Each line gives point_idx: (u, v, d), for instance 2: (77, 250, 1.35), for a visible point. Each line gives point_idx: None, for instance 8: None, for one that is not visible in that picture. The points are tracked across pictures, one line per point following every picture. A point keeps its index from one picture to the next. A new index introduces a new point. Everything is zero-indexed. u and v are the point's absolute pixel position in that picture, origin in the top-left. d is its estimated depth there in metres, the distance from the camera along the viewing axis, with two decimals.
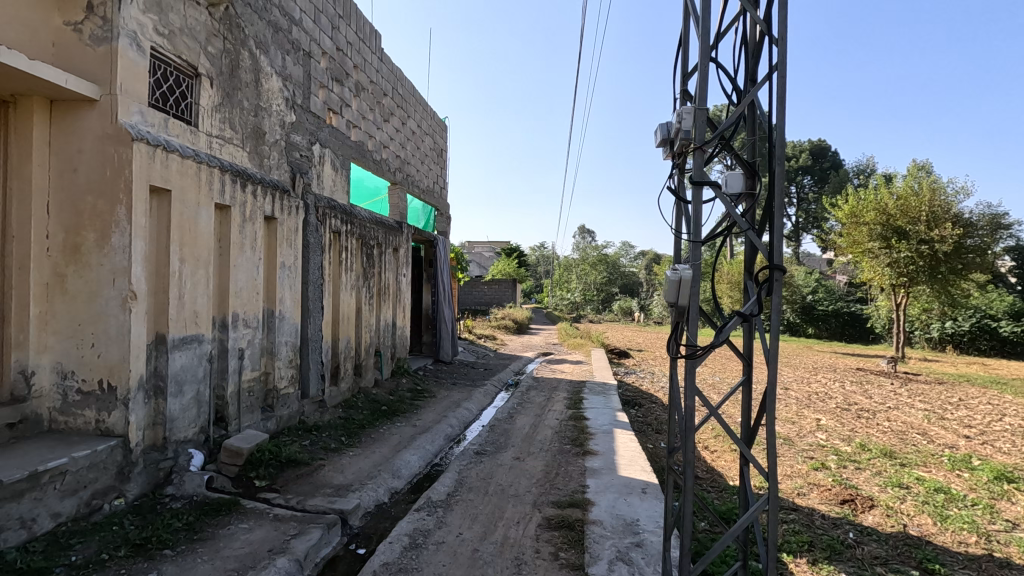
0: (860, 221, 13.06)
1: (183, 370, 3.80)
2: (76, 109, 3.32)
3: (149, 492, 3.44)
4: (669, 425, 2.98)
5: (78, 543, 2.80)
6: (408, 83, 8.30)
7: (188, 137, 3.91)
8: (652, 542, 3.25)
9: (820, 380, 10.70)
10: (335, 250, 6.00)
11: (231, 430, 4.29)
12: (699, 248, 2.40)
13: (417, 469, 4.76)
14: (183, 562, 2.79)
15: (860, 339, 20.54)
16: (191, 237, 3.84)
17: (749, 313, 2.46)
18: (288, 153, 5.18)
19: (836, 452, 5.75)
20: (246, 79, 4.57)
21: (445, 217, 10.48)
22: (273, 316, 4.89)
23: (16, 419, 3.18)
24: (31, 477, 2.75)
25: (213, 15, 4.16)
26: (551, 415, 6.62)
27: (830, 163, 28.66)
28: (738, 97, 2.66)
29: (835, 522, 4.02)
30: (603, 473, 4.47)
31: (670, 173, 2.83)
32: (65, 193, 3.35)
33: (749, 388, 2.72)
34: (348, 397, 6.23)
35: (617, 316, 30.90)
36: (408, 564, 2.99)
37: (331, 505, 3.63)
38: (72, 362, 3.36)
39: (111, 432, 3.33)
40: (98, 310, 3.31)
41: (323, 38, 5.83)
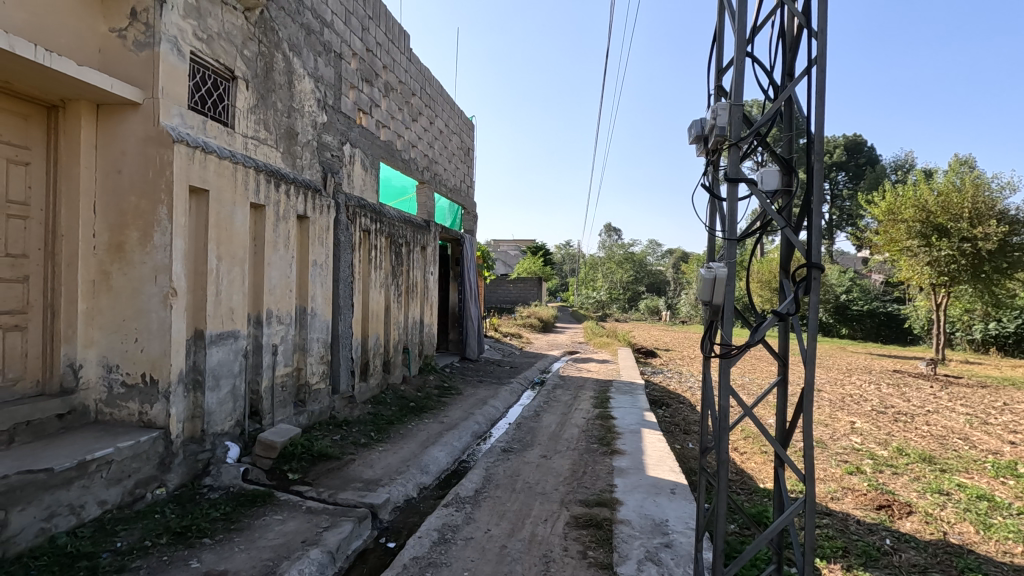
0: (898, 218, 12.65)
1: (220, 365, 3.91)
2: (120, 113, 3.45)
3: (188, 483, 3.56)
4: (701, 425, 2.94)
5: (123, 530, 2.92)
6: (436, 82, 8.37)
7: (225, 138, 4.02)
8: (682, 542, 3.22)
9: (855, 382, 10.40)
10: (364, 248, 6.09)
11: (265, 424, 4.40)
12: (735, 247, 2.37)
13: (445, 465, 4.80)
14: (221, 550, 2.88)
15: (897, 340, 19.89)
16: (228, 236, 3.95)
17: (785, 313, 2.41)
18: (319, 154, 5.28)
19: (872, 456, 5.60)
20: (280, 81, 4.68)
21: (472, 216, 10.54)
22: (305, 313, 5.00)
23: (65, 410, 3.33)
24: (79, 466, 2.88)
25: (249, 19, 4.27)
26: (578, 413, 6.60)
27: (865, 159, 27.82)
28: (775, 92, 2.60)
29: (870, 527, 3.92)
30: (631, 473, 4.44)
31: (704, 170, 2.80)
32: (110, 194, 3.49)
33: (785, 389, 2.65)
34: (377, 393, 6.33)
35: (644, 316, 30.54)
36: (437, 558, 3.03)
37: (362, 499, 3.70)
38: (116, 356, 3.49)
39: (153, 424, 3.45)
40: (141, 307, 3.43)
41: (353, 40, 5.92)
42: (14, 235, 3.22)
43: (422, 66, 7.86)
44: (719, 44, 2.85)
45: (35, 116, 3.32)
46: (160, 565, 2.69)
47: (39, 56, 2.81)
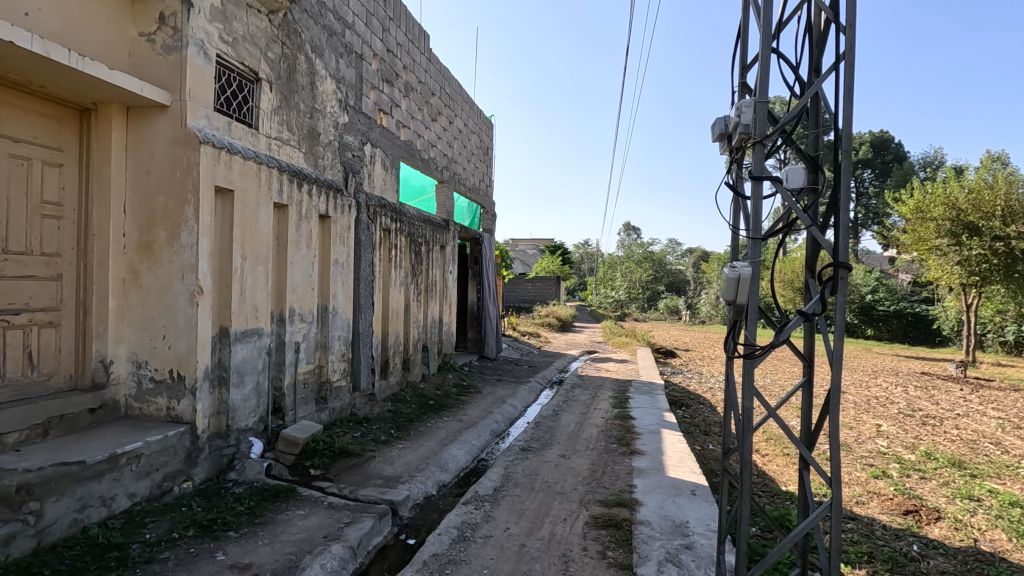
0: (926, 216, 12.34)
1: (244, 362, 3.98)
2: (149, 115, 3.54)
3: (214, 477, 3.64)
4: (724, 426, 2.91)
5: (151, 522, 2.99)
6: (455, 82, 8.40)
7: (249, 139, 4.10)
8: (703, 544, 3.18)
9: (882, 384, 10.18)
10: (384, 247, 6.15)
11: (287, 420, 4.47)
12: (760, 245, 2.33)
13: (464, 463, 4.83)
14: (246, 543, 2.93)
15: (925, 341, 19.40)
16: (252, 236, 4.02)
17: (811, 313, 2.37)
18: (341, 154, 5.34)
19: (898, 459, 5.47)
20: (303, 82, 4.75)
21: (491, 215, 10.56)
22: (327, 311, 5.07)
23: (96, 404, 3.42)
24: (110, 459, 2.96)
25: (273, 22, 4.34)
26: (596, 413, 6.57)
27: (892, 156, 27.19)
28: (801, 88, 2.56)
29: (897, 533, 3.83)
30: (651, 474, 4.41)
31: (727, 168, 2.77)
32: (140, 194, 3.57)
33: (810, 390, 2.61)
34: (396, 390, 6.39)
35: (663, 316, 30.27)
36: (456, 556, 3.05)
37: (382, 496, 3.73)
38: (145, 353, 3.58)
39: (180, 419, 3.54)
40: (169, 305, 3.51)
41: (374, 40, 5.97)
42: (49, 234, 3.32)
43: (442, 66, 7.90)
44: (744, 40, 2.81)
45: (68, 119, 3.42)
46: (187, 557, 2.75)
47: (73, 61, 2.90)
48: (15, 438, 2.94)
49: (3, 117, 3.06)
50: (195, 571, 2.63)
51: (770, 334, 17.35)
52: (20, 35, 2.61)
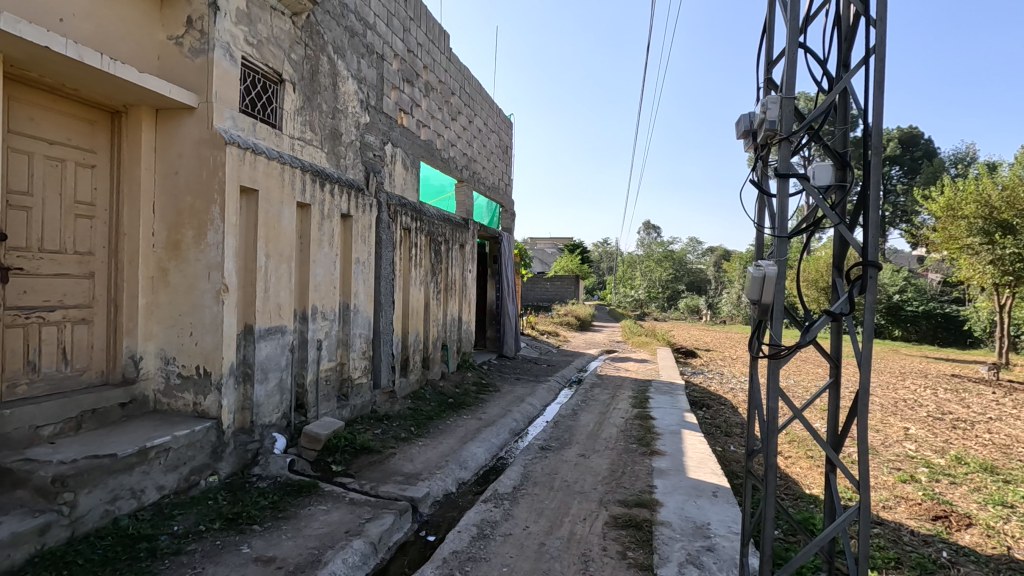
0: (957, 214, 12.00)
1: (268, 359, 4.05)
2: (177, 117, 3.61)
3: (238, 471, 3.71)
4: (748, 426, 2.87)
5: (179, 515, 3.07)
6: (475, 82, 8.43)
7: (273, 140, 4.16)
8: (724, 546, 3.15)
9: (909, 386, 9.94)
10: (405, 246, 6.19)
11: (310, 417, 4.54)
12: (786, 244, 2.29)
13: (483, 462, 4.84)
14: (270, 537, 2.99)
15: (956, 343, 18.87)
16: (276, 235, 4.09)
17: (839, 313, 2.32)
18: (362, 153, 5.39)
19: (927, 464, 5.33)
20: (325, 83, 4.81)
21: (510, 214, 10.57)
22: (348, 309, 5.13)
23: (126, 399, 3.52)
24: (140, 452, 3.04)
25: (296, 24, 4.40)
26: (616, 413, 6.53)
27: (921, 153, 26.50)
28: (829, 84, 2.51)
29: (926, 539, 3.73)
30: (671, 474, 4.37)
31: (752, 166, 2.73)
32: (168, 194, 3.65)
33: (837, 391, 2.56)
34: (416, 388, 6.44)
35: (683, 315, 29.93)
36: (476, 553, 3.06)
37: (403, 493, 3.77)
38: (173, 349, 3.67)
39: (206, 414, 3.61)
40: (195, 302, 3.59)
41: (395, 41, 6.01)
42: (82, 233, 3.42)
43: (462, 66, 7.93)
44: (770, 35, 2.77)
45: (100, 121, 3.52)
46: (213, 549, 2.81)
47: (105, 65, 2.98)
48: (50, 431, 3.04)
49: (38, 120, 3.16)
50: (221, 563, 2.69)
51: (794, 335, 17.04)
52: (55, 40, 2.70)
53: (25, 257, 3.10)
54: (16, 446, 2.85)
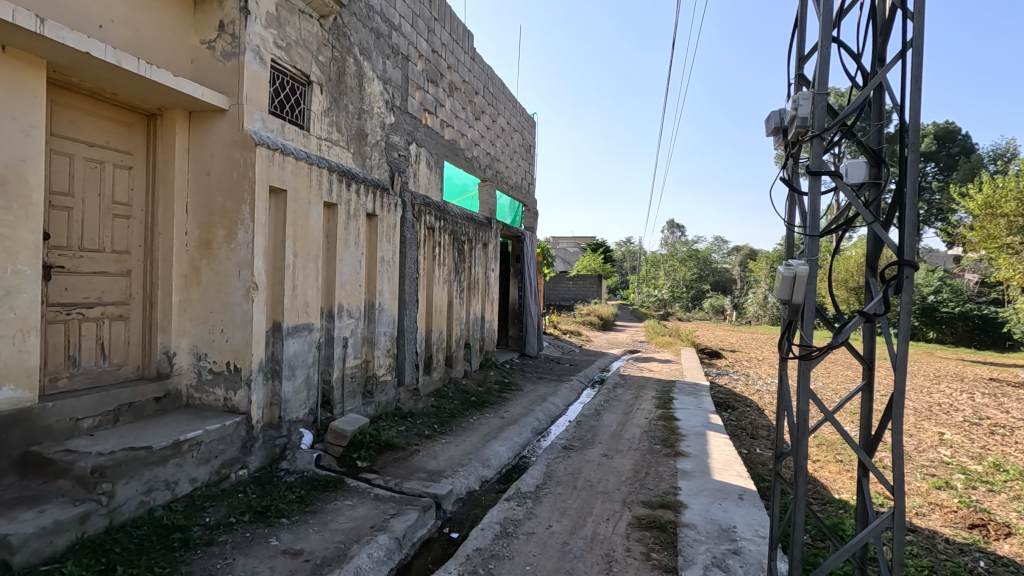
0: (996, 212, 11.58)
1: (295, 355, 4.13)
2: (209, 119, 3.71)
3: (267, 465, 3.80)
4: (776, 429, 2.82)
5: (211, 506, 3.16)
6: (498, 81, 8.45)
7: (301, 140, 4.24)
8: (751, 550, 3.10)
9: (945, 390, 9.62)
10: (428, 245, 6.24)
11: (336, 413, 4.61)
12: (817, 243, 2.25)
13: (506, 460, 4.86)
14: (298, 530, 3.05)
15: (994, 346, 18.20)
16: (303, 234, 4.16)
17: (873, 313, 2.26)
18: (387, 153, 5.45)
19: (963, 470, 5.16)
20: (352, 84, 4.88)
21: (533, 213, 10.57)
22: (373, 307, 5.19)
23: (161, 393, 3.63)
24: (174, 445, 3.13)
25: (324, 26, 4.48)
26: (639, 413, 6.48)
27: (959, 149, 25.63)
28: (863, 79, 2.45)
29: (962, 548, 3.62)
30: (696, 476, 4.32)
31: (782, 164, 2.68)
32: (200, 194, 3.75)
33: (871, 394, 2.49)
34: (439, 386, 6.49)
35: (707, 315, 29.54)
36: (499, 551, 3.07)
37: (426, 489, 3.80)
38: (205, 345, 3.76)
39: (236, 409, 3.70)
40: (226, 300, 3.68)
41: (420, 41, 6.06)
42: (119, 233, 3.53)
43: (486, 65, 7.96)
44: (801, 29, 2.71)
45: (137, 124, 3.63)
46: (243, 541, 2.88)
47: (142, 69, 3.07)
48: (89, 423, 3.15)
49: (79, 124, 3.28)
50: (250, 555, 2.75)
51: (824, 335, 16.66)
52: (95, 46, 2.80)
53: (66, 255, 3.22)
54: (59, 438, 2.96)
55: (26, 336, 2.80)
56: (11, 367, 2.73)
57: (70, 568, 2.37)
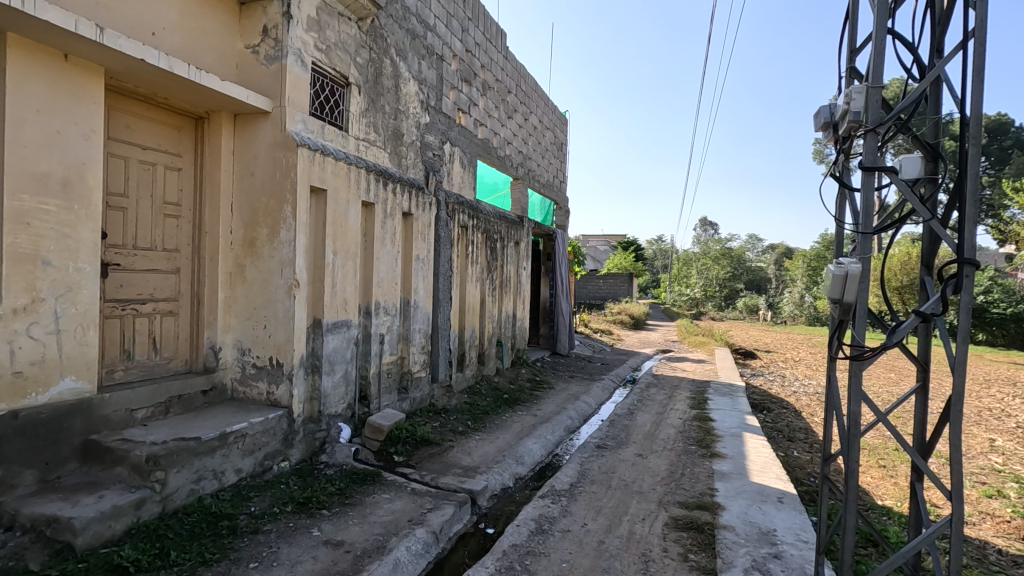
0: None
1: (335, 351, 4.23)
2: (254, 121, 3.82)
3: (308, 458, 3.90)
4: (824, 431, 2.74)
5: (256, 497, 3.27)
6: (531, 80, 8.46)
7: (340, 141, 4.34)
8: (793, 554, 3.03)
9: (997, 394, 9.18)
10: (462, 243, 6.31)
11: (373, 408, 4.71)
12: (871, 240, 2.18)
13: (540, 458, 4.87)
14: (338, 522, 3.13)
15: None
16: (343, 232, 4.25)
17: (930, 313, 2.19)
18: (422, 153, 5.52)
19: (1017, 478, 4.93)
20: (388, 85, 4.95)
21: (565, 211, 10.54)
22: (408, 305, 5.27)
23: (207, 386, 3.77)
24: (221, 436, 3.25)
25: (361, 29, 4.56)
26: (673, 413, 6.41)
27: (1012, 142, 24.37)
28: (920, 72, 2.37)
29: (1016, 559, 3.46)
30: (733, 478, 4.24)
31: (832, 159, 2.62)
32: (245, 194, 3.87)
33: (925, 396, 2.41)
34: (472, 383, 6.55)
35: (741, 314, 28.87)
36: (535, 547, 3.09)
37: (462, 485, 3.84)
38: (249, 341, 3.89)
39: (278, 403, 3.82)
40: (270, 297, 3.79)
41: (454, 41, 6.11)
42: (169, 232, 3.67)
43: (518, 64, 7.97)
44: (853, 22, 2.64)
45: (186, 127, 3.77)
46: (287, 530, 2.97)
47: (192, 74, 3.19)
48: (143, 414, 3.30)
49: (133, 127, 3.42)
50: (294, 544, 2.83)
51: (876, 339, 16.51)
52: (149, 53, 2.93)
53: (121, 253, 3.37)
54: (115, 427, 3.10)
55: (87, 329, 2.94)
56: (73, 359, 2.87)
57: (127, 551, 2.49)
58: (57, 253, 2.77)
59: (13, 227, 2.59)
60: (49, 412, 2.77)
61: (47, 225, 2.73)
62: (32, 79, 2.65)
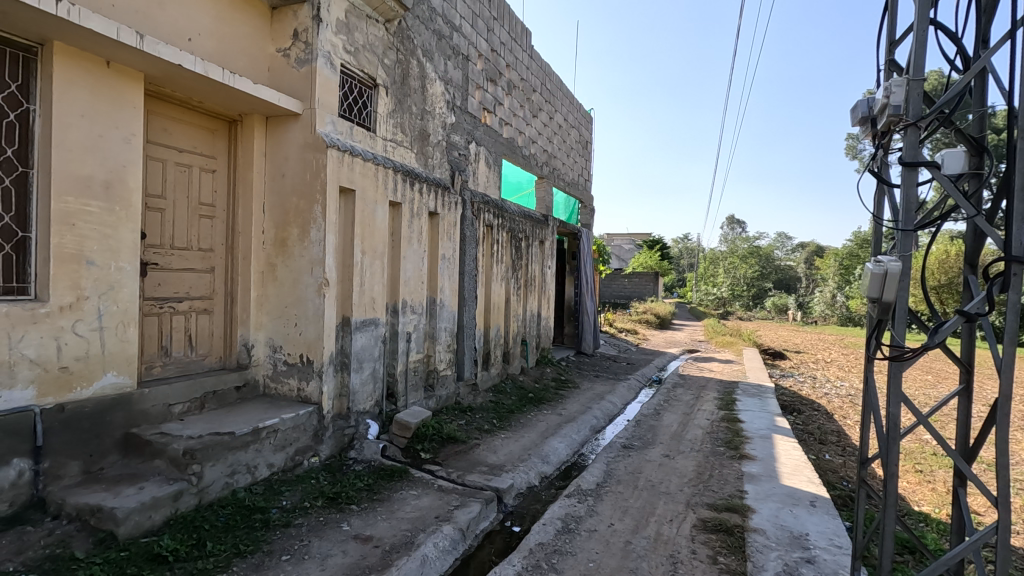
0: None
1: (363, 349, 4.29)
2: (285, 123, 3.90)
3: (337, 454, 3.98)
4: (861, 433, 2.67)
5: (287, 491, 3.34)
6: (556, 78, 8.44)
7: (368, 142, 4.40)
8: (827, 559, 2.96)
9: None
10: (487, 242, 6.33)
11: (400, 405, 4.76)
12: (911, 238, 2.13)
13: (566, 457, 4.86)
14: (367, 517, 3.17)
15: None
16: (370, 232, 4.31)
17: (975, 313, 2.11)
18: (448, 153, 5.56)
19: None
20: (415, 86, 5.00)
21: (590, 210, 10.49)
22: (434, 303, 5.31)
23: (241, 382, 3.87)
24: (254, 431, 3.33)
25: (389, 30, 4.62)
26: (701, 414, 6.33)
27: None
28: (964, 64, 2.29)
29: None
30: (763, 480, 4.17)
31: (870, 154, 2.55)
32: (276, 195, 3.95)
33: (969, 399, 2.33)
34: (497, 382, 6.57)
35: (770, 314, 28.30)
36: (562, 546, 3.09)
37: (488, 483, 3.86)
38: (280, 338, 3.97)
39: (309, 399, 3.89)
40: (300, 296, 3.87)
41: (479, 41, 6.14)
42: (204, 232, 3.78)
43: (544, 63, 7.97)
44: (892, 13, 2.56)
45: (219, 130, 3.86)
46: (317, 524, 3.03)
47: (226, 78, 3.27)
48: (180, 409, 3.40)
49: (170, 131, 3.52)
50: (324, 538, 2.89)
51: (917, 341, 16.06)
52: (186, 58, 3.02)
53: (160, 253, 3.48)
54: (154, 421, 3.20)
55: (128, 327, 3.05)
56: (114, 355, 2.97)
57: (166, 541, 2.57)
58: (100, 253, 2.87)
59: (59, 228, 2.70)
60: (92, 406, 2.88)
61: (90, 226, 2.83)
62: (76, 85, 2.76)
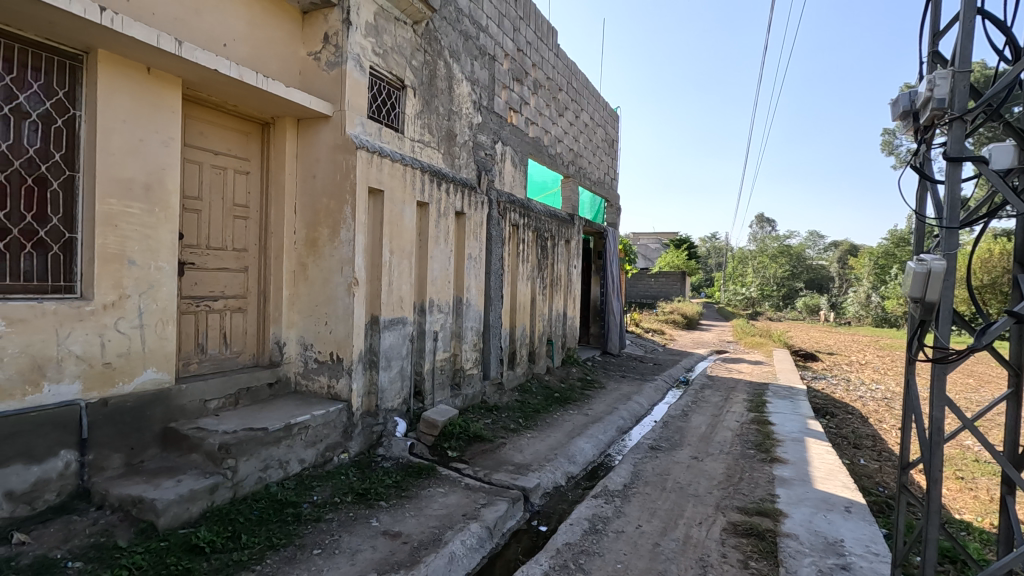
0: None
1: (391, 347, 4.34)
2: (315, 125, 3.98)
3: (366, 450, 4.04)
4: (901, 438, 2.59)
5: (318, 486, 3.40)
6: (582, 77, 8.40)
7: (396, 143, 4.45)
8: (863, 567, 2.88)
9: None
10: (513, 242, 6.34)
11: (427, 403, 4.81)
12: (956, 236, 2.06)
13: (592, 457, 4.84)
14: (395, 513, 3.21)
15: None
16: (398, 232, 4.36)
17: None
18: (474, 153, 5.59)
19: None
20: (442, 87, 5.03)
21: (616, 209, 10.41)
22: (461, 303, 5.34)
23: (273, 379, 3.96)
24: (286, 427, 3.40)
25: (417, 32, 4.66)
26: (730, 416, 6.22)
27: None
28: (1013, 54, 2.19)
29: None
30: (795, 485, 4.07)
31: (911, 150, 2.47)
32: (307, 195, 4.03)
33: (1017, 403, 2.24)
34: (523, 381, 6.58)
35: (801, 314, 27.66)
36: (589, 547, 3.08)
37: (514, 481, 3.87)
38: (311, 336, 4.05)
39: (338, 396, 3.96)
40: (331, 295, 3.94)
41: (506, 41, 6.15)
42: (239, 232, 3.88)
43: (570, 61, 7.94)
44: (936, 3, 2.48)
45: (253, 132, 3.95)
46: (347, 520, 3.08)
47: (260, 82, 3.35)
48: (216, 404, 3.50)
49: (206, 134, 3.62)
50: (354, 533, 2.93)
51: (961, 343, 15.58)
52: (221, 63, 3.10)
53: (196, 252, 3.58)
54: (191, 416, 3.30)
55: (166, 324, 3.14)
56: (154, 352, 3.07)
57: (203, 532, 2.65)
58: (140, 253, 2.97)
59: (103, 229, 2.80)
60: (134, 401, 2.98)
61: (131, 227, 2.93)
62: (118, 91, 2.86)
